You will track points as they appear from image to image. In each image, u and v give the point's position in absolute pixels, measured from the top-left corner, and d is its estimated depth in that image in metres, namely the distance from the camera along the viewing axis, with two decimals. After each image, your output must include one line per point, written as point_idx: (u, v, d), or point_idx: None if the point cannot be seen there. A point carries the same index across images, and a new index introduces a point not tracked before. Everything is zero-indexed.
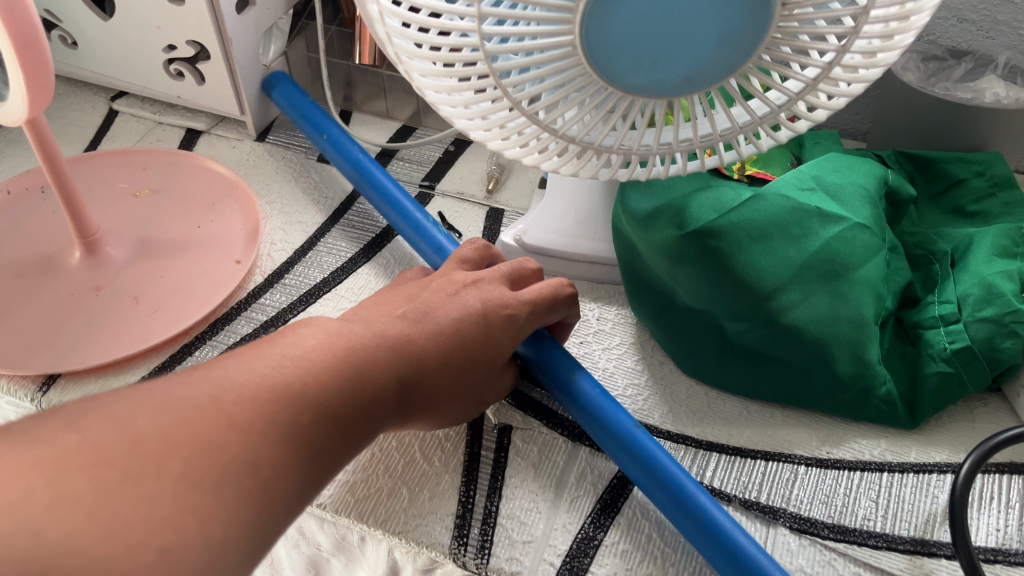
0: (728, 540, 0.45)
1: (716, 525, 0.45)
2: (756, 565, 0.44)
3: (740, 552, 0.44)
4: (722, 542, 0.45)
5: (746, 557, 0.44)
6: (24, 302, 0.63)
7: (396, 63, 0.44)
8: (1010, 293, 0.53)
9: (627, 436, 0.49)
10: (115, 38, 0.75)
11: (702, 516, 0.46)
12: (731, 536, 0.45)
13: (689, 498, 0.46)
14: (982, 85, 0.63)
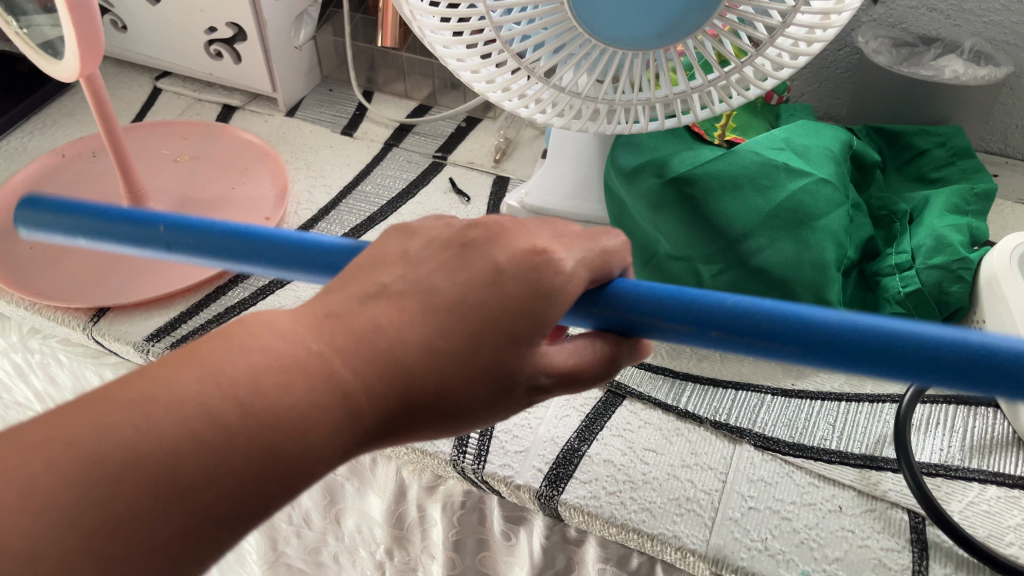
0: (833, 338, 0.32)
1: (812, 338, 0.33)
2: (879, 344, 0.32)
3: (847, 342, 0.32)
4: (828, 350, 0.33)
5: (858, 343, 0.32)
6: (77, 248, 0.70)
7: (410, 23, 0.51)
8: (958, 243, 0.59)
9: (659, 318, 0.35)
10: (162, 21, 0.83)
11: (787, 344, 0.33)
12: (828, 333, 0.33)
13: (776, 339, 0.33)
14: (942, 63, 0.69)
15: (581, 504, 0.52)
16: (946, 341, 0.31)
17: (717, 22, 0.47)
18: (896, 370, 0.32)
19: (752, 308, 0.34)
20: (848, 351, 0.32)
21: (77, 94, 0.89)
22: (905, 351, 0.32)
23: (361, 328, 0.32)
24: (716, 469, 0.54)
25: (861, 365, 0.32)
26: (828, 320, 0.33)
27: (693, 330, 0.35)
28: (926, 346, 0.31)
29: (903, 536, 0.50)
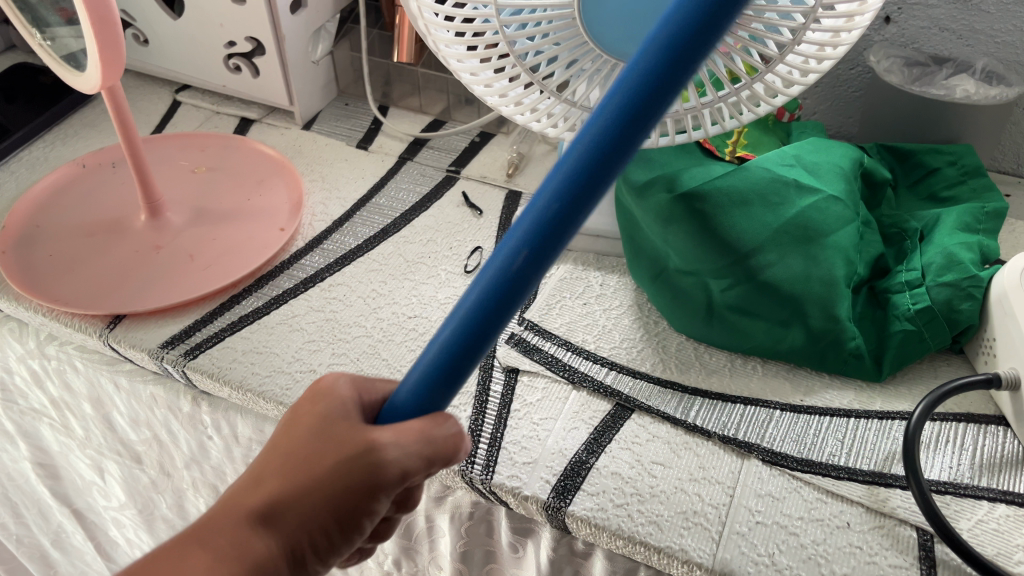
0: (630, 114, 0.27)
1: (609, 143, 0.28)
2: (664, 51, 0.26)
3: (632, 98, 0.27)
4: (636, 123, 0.27)
5: (647, 80, 0.27)
6: (95, 256, 0.71)
7: (424, 38, 0.52)
8: (968, 261, 0.60)
9: (498, 280, 0.31)
10: (182, 35, 0.85)
11: (597, 159, 0.28)
12: (618, 116, 0.27)
13: (596, 172, 0.28)
14: (955, 83, 0.69)
15: (587, 516, 0.53)
16: (672, 18, 0.26)
17: (729, 38, 0.48)
18: (707, 34, 0.26)
19: (547, 190, 0.29)
20: (645, 93, 0.27)
21: (98, 106, 0.91)
22: (689, 28, 0.26)
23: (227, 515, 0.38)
24: (724, 483, 0.55)
25: (682, 74, 0.27)
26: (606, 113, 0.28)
27: (529, 250, 0.30)
28: (693, 5, 0.26)
29: (911, 553, 0.50)
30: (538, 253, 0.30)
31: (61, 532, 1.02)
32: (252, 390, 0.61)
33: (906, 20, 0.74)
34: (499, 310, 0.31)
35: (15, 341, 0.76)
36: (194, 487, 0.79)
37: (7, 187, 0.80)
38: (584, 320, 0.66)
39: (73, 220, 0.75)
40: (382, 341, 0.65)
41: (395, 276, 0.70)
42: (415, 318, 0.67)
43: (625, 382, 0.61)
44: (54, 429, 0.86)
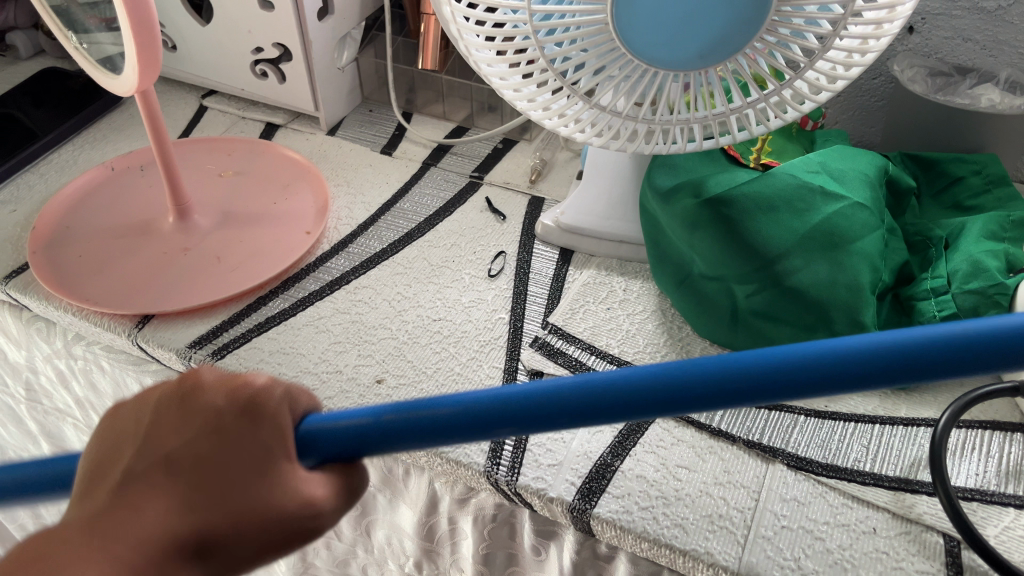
0: (810, 369, 0.32)
1: (783, 373, 0.32)
2: (868, 353, 0.31)
3: (820, 359, 0.32)
4: (811, 380, 0.32)
5: (835, 360, 0.31)
6: (123, 257, 0.72)
7: (457, 42, 0.53)
8: (994, 269, 0.59)
9: (619, 387, 0.34)
10: (210, 41, 0.86)
11: (762, 388, 0.32)
12: (798, 365, 0.32)
13: (753, 390, 0.32)
14: (978, 92, 0.71)
15: (613, 518, 0.53)
16: (940, 338, 0.30)
17: (758, 43, 0.49)
18: (903, 370, 0.31)
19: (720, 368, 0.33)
20: (828, 367, 0.31)
21: (127, 111, 0.92)
22: (921, 358, 0.30)
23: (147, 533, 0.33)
24: (749, 487, 0.55)
25: (858, 381, 0.31)
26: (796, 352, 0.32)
27: (670, 379, 0.33)
28: (966, 335, 0.30)
29: (938, 559, 0.50)
30: (683, 403, 0.33)
31: None
32: None
33: (929, 30, 0.75)
34: (622, 410, 0.34)
35: (42, 341, 0.77)
36: None
37: (37, 189, 0.81)
38: (608, 325, 0.66)
39: (101, 222, 0.76)
40: (407, 343, 0.65)
41: (420, 280, 0.71)
42: (440, 320, 0.67)
43: None
44: (77, 430, 0.87)
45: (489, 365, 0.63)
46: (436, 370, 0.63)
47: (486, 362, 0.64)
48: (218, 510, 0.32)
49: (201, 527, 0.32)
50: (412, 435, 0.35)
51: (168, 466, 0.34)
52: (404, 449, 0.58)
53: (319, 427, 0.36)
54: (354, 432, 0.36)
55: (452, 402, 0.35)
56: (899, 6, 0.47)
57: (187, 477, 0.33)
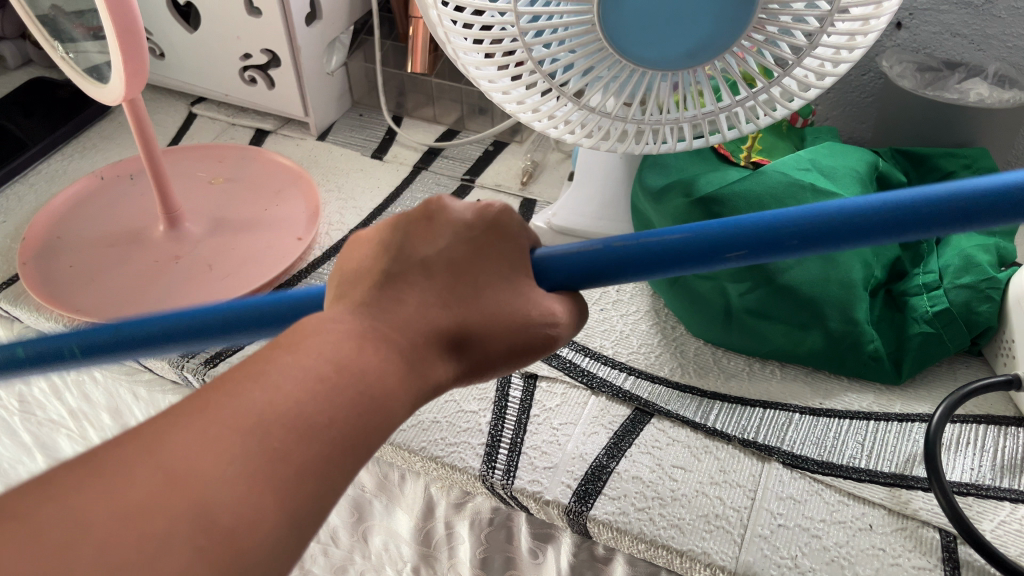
0: (852, 224, 0.33)
1: (830, 222, 0.33)
2: (972, 197, 0.31)
3: (868, 212, 0.33)
4: (854, 233, 0.33)
5: (885, 210, 0.32)
6: (115, 267, 0.72)
7: (444, 46, 0.53)
8: (986, 263, 0.60)
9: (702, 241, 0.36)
10: (198, 48, 0.86)
11: (809, 237, 0.34)
12: (840, 223, 0.33)
13: (800, 235, 0.34)
14: (966, 87, 0.71)
15: (609, 520, 0.53)
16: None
17: (745, 42, 0.49)
18: (943, 220, 0.32)
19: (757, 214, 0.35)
20: (875, 218, 0.33)
21: (116, 120, 0.92)
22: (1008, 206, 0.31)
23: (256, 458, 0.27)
24: (745, 486, 0.55)
25: (892, 236, 0.33)
26: (834, 213, 0.33)
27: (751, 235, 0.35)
28: None
29: (934, 554, 0.50)
30: (750, 245, 0.35)
31: None
32: None
33: (918, 26, 0.75)
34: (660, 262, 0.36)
35: None
36: None
37: (27, 200, 0.81)
38: (601, 326, 0.66)
39: (92, 232, 0.75)
40: None
41: None
42: None
43: (643, 387, 0.61)
44: (72, 441, 0.87)
45: None
46: None
47: None
48: (475, 311, 0.36)
49: (463, 323, 0.35)
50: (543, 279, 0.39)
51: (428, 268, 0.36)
52: (399, 454, 0.58)
53: (550, 261, 0.39)
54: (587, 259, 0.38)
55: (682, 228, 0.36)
56: (884, 2, 0.47)
57: (450, 283, 0.36)
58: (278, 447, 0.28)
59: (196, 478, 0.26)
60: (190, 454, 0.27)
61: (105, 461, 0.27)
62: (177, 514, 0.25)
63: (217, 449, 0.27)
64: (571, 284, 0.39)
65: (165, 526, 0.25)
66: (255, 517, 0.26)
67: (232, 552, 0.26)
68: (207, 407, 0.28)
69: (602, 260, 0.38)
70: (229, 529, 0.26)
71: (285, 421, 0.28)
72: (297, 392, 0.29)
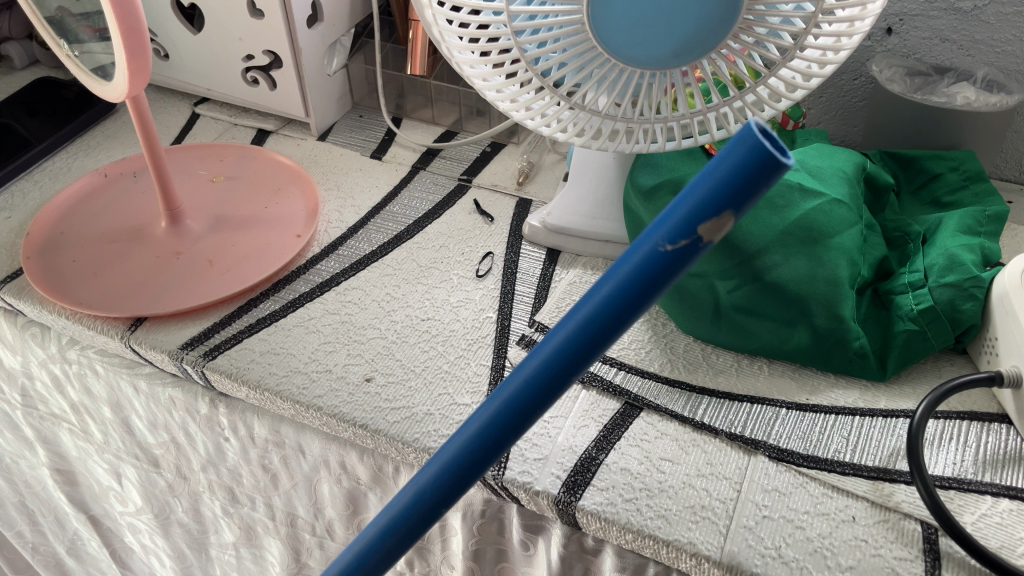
0: (552, 374, 0.31)
1: (523, 409, 0.32)
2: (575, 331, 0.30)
3: (535, 376, 0.31)
4: (561, 373, 0.31)
5: (590, 325, 0.29)
6: (117, 262, 0.73)
7: (439, 44, 0.55)
8: (970, 262, 0.61)
9: (441, 478, 0.35)
10: (201, 49, 0.87)
11: (512, 409, 0.32)
12: (560, 354, 0.30)
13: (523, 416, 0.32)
14: (955, 91, 0.73)
15: (597, 510, 0.54)
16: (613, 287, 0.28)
17: (734, 43, 0.50)
18: (628, 315, 0.29)
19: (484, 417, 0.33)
20: (581, 342, 0.30)
21: (121, 119, 0.93)
22: (606, 315, 0.29)
23: None
24: (731, 479, 0.56)
25: (599, 346, 0.30)
26: (561, 340, 0.30)
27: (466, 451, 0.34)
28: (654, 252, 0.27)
29: (915, 546, 0.51)
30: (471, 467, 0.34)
31: (77, 539, 1.03)
32: (270, 390, 0.63)
33: (907, 30, 0.76)
34: (434, 507, 0.36)
35: (37, 346, 0.78)
36: (210, 490, 0.81)
37: (31, 197, 0.82)
38: None
39: (95, 228, 0.77)
40: (396, 342, 0.66)
41: (409, 281, 0.72)
42: (428, 320, 0.68)
43: (633, 382, 0.62)
44: (73, 435, 0.88)
45: (477, 363, 0.65)
46: (424, 369, 0.64)
47: (474, 361, 0.65)
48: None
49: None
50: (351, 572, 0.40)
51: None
52: (393, 446, 0.60)
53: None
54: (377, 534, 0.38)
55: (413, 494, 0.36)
56: (869, 5, 0.48)
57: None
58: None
59: None
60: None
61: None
62: None
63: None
64: (382, 552, 0.38)
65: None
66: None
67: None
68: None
69: (389, 528, 0.37)
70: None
71: None
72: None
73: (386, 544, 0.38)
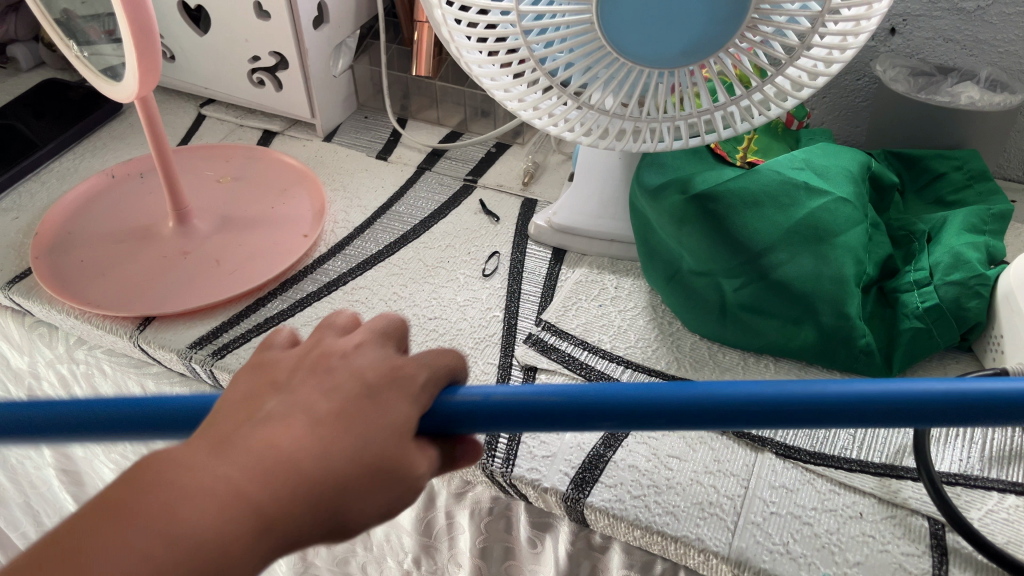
0: (830, 410, 0.37)
1: (766, 416, 0.37)
2: (829, 398, 0.37)
3: (822, 396, 0.37)
4: (814, 415, 0.37)
5: (814, 400, 0.37)
6: (125, 262, 0.73)
7: (448, 44, 0.55)
8: (975, 261, 0.62)
9: (590, 399, 0.38)
10: (207, 50, 0.88)
11: (748, 405, 0.37)
12: (838, 399, 0.37)
13: (765, 423, 0.37)
14: (958, 90, 0.73)
15: (605, 507, 0.54)
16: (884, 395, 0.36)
17: (742, 43, 0.50)
18: (831, 415, 0.37)
19: (740, 398, 0.37)
20: (802, 403, 0.37)
21: (127, 120, 0.94)
22: (912, 416, 0.36)
23: (254, 448, 0.32)
24: (738, 475, 0.56)
25: (860, 423, 0.37)
26: (856, 390, 0.37)
27: (647, 393, 0.38)
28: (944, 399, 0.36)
29: (922, 542, 0.51)
30: (620, 414, 0.38)
31: None
32: None
33: (910, 30, 0.77)
34: (640, 420, 0.38)
35: (45, 346, 0.78)
36: None
37: (39, 198, 0.82)
38: (600, 321, 0.68)
39: (102, 228, 0.77)
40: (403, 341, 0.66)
41: (415, 280, 0.72)
42: (435, 318, 0.68)
43: (641, 380, 0.63)
44: None
45: (484, 361, 0.65)
46: None
47: (481, 359, 0.65)
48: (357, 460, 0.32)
49: (353, 467, 0.32)
50: (497, 418, 0.38)
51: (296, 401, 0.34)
52: None
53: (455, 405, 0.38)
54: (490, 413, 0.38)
55: (562, 395, 0.38)
56: (875, 4, 0.49)
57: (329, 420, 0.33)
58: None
59: (230, 488, 0.30)
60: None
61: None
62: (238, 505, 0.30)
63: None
64: (485, 416, 0.38)
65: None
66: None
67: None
68: (115, 516, 0.29)
69: (515, 404, 0.38)
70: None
71: (281, 472, 0.31)
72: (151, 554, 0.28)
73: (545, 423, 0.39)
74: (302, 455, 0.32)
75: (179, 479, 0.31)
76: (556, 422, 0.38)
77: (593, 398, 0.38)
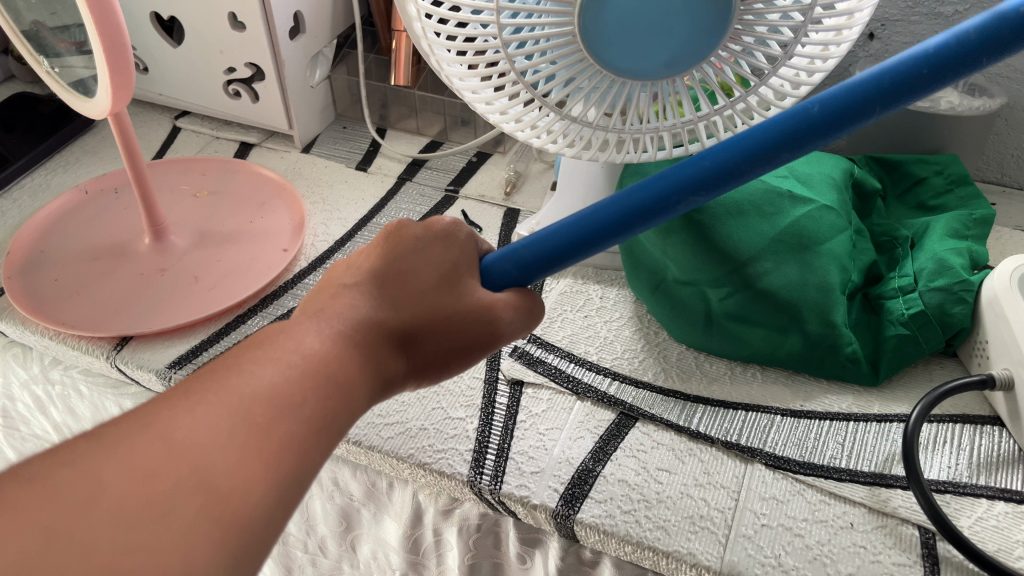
0: (789, 134, 0.39)
1: (765, 158, 0.40)
2: (806, 118, 0.39)
3: (798, 118, 0.39)
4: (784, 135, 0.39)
5: (794, 125, 0.39)
6: (100, 281, 0.72)
7: (428, 57, 0.54)
8: (959, 266, 0.62)
9: (628, 206, 0.43)
10: (181, 62, 0.86)
11: (745, 158, 0.40)
12: (813, 117, 0.39)
13: (751, 164, 0.40)
14: (938, 95, 0.72)
15: (595, 522, 0.53)
16: (863, 87, 0.38)
17: (723, 52, 0.50)
18: (815, 125, 0.39)
19: (722, 157, 0.41)
20: (785, 133, 0.39)
21: (100, 134, 0.92)
22: (877, 96, 0.38)
23: (361, 317, 0.40)
24: (729, 487, 0.55)
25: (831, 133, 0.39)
26: (824, 100, 0.39)
27: (661, 188, 0.42)
28: (917, 61, 0.37)
29: (914, 551, 0.51)
30: (653, 212, 0.43)
31: None
32: None
33: (888, 35, 0.77)
34: (643, 211, 0.43)
35: (19, 367, 0.76)
36: None
37: (10, 215, 0.81)
38: (586, 332, 0.68)
39: (76, 245, 0.76)
40: None
41: None
42: None
43: (628, 392, 0.62)
44: None
45: (470, 376, 0.64)
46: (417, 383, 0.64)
47: (467, 373, 0.65)
48: (420, 313, 0.41)
49: (407, 323, 0.41)
50: (562, 244, 0.45)
51: (362, 275, 0.42)
52: (386, 461, 0.59)
53: (498, 262, 0.46)
54: (547, 250, 0.45)
55: (592, 215, 0.44)
56: (857, 12, 0.48)
57: (385, 288, 0.41)
58: (232, 485, 0.30)
59: (213, 506, 0.30)
60: (200, 439, 0.31)
61: (127, 430, 0.32)
62: (224, 526, 0.29)
63: (223, 435, 0.31)
64: (552, 253, 0.45)
65: (165, 498, 0.29)
66: (249, 492, 0.31)
67: (236, 529, 0.30)
68: (144, 467, 0.30)
69: (566, 237, 0.45)
70: (225, 495, 0.30)
71: (236, 503, 0.30)
72: (281, 380, 0.34)
73: (589, 237, 0.44)
74: (384, 323, 0.40)
75: (145, 499, 0.29)
76: (604, 235, 0.44)
77: (607, 210, 0.44)
